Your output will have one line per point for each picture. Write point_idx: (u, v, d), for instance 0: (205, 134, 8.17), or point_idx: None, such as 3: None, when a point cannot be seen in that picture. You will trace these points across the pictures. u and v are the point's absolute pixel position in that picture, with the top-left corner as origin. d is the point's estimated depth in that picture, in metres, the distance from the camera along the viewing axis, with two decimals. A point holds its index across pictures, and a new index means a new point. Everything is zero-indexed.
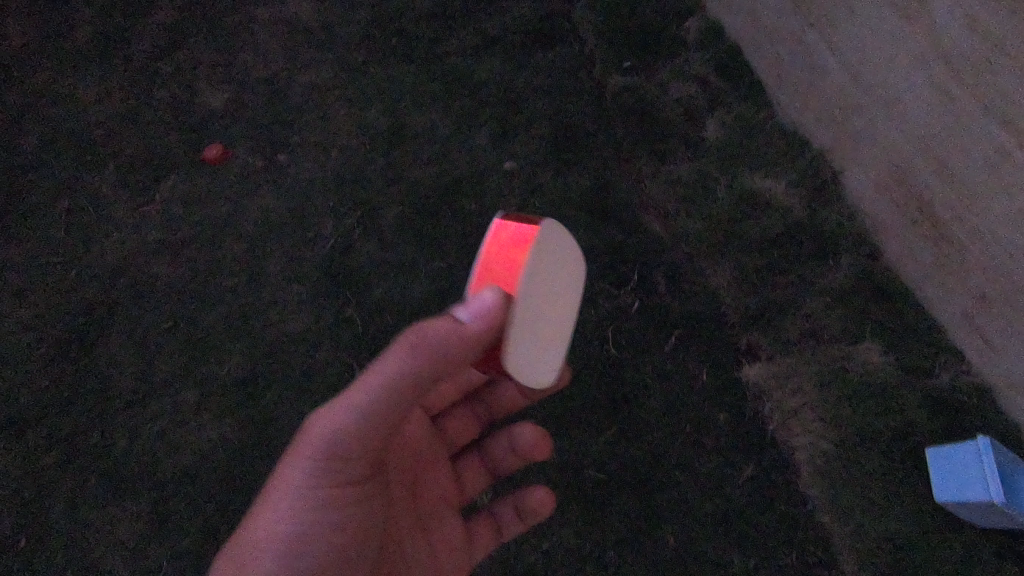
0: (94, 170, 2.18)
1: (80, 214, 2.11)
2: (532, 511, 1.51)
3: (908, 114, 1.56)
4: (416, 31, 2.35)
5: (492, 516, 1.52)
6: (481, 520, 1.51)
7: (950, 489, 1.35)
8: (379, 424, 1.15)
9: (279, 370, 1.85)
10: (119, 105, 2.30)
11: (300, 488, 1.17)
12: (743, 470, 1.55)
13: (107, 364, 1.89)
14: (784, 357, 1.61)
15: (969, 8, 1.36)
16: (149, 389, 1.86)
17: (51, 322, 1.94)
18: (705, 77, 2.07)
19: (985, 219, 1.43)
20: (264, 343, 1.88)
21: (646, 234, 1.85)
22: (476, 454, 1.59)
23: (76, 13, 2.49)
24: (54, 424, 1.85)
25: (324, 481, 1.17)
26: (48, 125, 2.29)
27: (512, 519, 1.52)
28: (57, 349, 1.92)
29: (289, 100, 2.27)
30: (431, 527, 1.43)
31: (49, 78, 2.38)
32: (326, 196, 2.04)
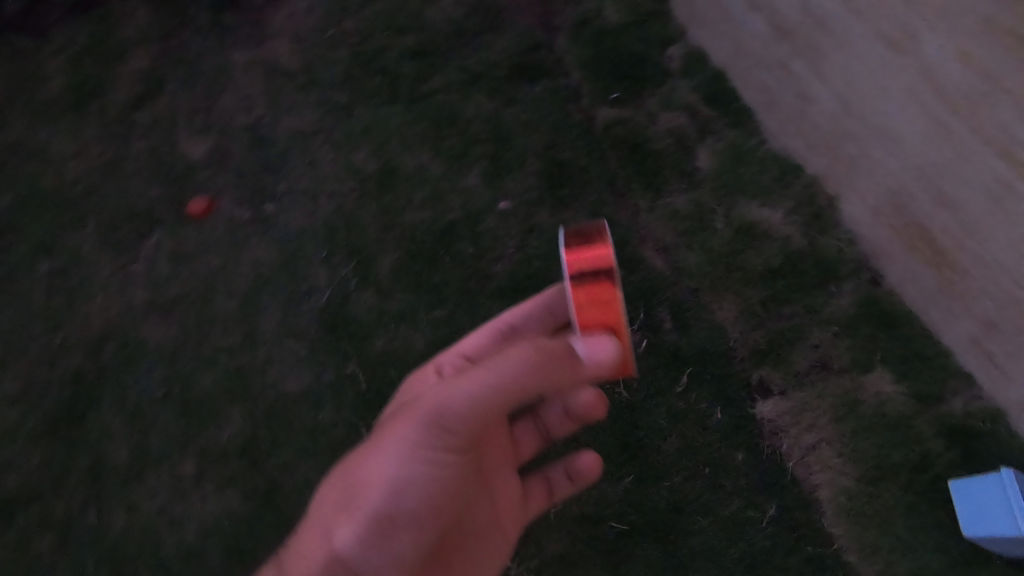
0: (75, 229, 2.16)
1: (65, 278, 2.09)
2: (582, 475, 1.51)
3: (902, 143, 1.65)
4: (399, 69, 2.33)
5: (547, 480, 1.50)
6: (537, 482, 1.49)
7: (977, 524, 1.41)
8: (492, 400, 1.09)
9: (281, 434, 1.83)
10: (96, 159, 2.26)
11: (400, 458, 1.09)
12: (764, 512, 1.58)
13: (102, 436, 1.89)
14: (796, 392, 1.65)
15: (963, 45, 1.50)
16: (149, 457, 1.86)
17: (43, 395, 1.95)
18: (693, 106, 2.05)
19: (989, 245, 1.52)
20: (263, 406, 1.86)
21: (648, 271, 1.84)
22: (531, 418, 1.52)
23: (50, 66, 2.48)
24: (52, 500, 1.85)
25: (433, 452, 1.10)
26: (23, 184, 2.26)
27: (564, 483, 1.51)
28: (50, 422, 1.92)
29: (273, 145, 2.22)
30: (496, 489, 1.39)
31: (23, 135, 2.36)
32: (317, 247, 2.02)
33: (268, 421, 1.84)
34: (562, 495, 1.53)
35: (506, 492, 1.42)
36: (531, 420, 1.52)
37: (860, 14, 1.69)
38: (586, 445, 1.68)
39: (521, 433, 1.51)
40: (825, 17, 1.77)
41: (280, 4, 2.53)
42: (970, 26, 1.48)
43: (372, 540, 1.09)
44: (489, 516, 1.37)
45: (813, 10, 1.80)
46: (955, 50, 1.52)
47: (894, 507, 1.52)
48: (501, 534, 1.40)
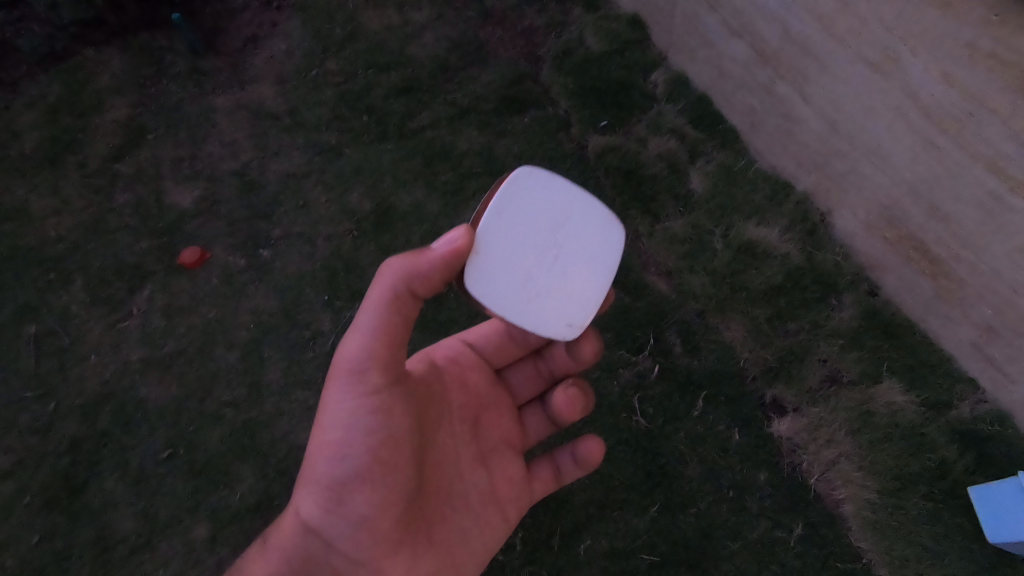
0: (62, 289, 2.52)
1: (55, 339, 2.45)
2: (587, 459, 1.60)
3: (891, 159, 1.97)
4: (387, 109, 2.69)
5: (552, 462, 1.62)
6: (543, 465, 1.61)
7: (1004, 524, 1.74)
8: (389, 337, 1.26)
9: (291, 469, 2.15)
10: (79, 224, 2.63)
11: (344, 411, 1.28)
12: (792, 530, 1.92)
13: (105, 507, 2.19)
14: (812, 407, 2.01)
15: (947, 68, 1.79)
16: (157, 523, 2.15)
17: (45, 462, 2.27)
18: (681, 129, 2.38)
19: (987, 258, 1.85)
20: (274, 459, 2.17)
21: (654, 293, 2.20)
22: (537, 406, 1.66)
23: (29, 138, 2.82)
24: (64, 555, 2.15)
25: (357, 396, 1.28)
26: (11, 258, 2.59)
27: (571, 467, 1.62)
28: (52, 486, 2.24)
29: (267, 189, 2.61)
30: (492, 465, 1.51)
31: (14, 209, 2.68)
32: (317, 289, 2.39)
33: (281, 476, 2.15)
34: (570, 477, 1.65)
35: (506, 469, 1.53)
36: (539, 408, 1.66)
37: (844, 41, 1.99)
38: (614, 478, 2.03)
39: (529, 421, 1.65)
40: (808, 40, 2.07)
41: (262, 47, 2.97)
42: (954, 49, 1.77)
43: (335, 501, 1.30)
44: (477, 484, 1.49)
45: (795, 36, 2.10)
46: (938, 72, 1.82)
47: (918, 517, 1.86)
48: (499, 509, 1.52)
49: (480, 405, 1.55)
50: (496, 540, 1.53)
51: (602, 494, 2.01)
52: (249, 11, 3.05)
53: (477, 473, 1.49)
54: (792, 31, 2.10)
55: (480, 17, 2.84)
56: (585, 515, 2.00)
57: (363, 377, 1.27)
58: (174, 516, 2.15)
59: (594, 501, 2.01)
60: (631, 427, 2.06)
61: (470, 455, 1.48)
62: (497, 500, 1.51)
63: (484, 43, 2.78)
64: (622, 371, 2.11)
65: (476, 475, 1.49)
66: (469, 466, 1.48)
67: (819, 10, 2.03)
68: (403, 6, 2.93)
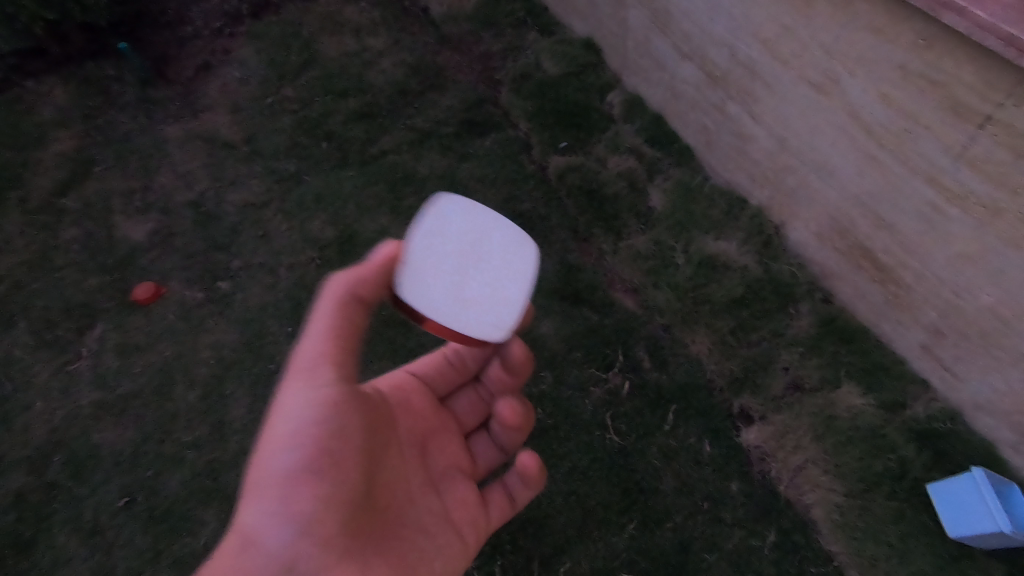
0: (5, 332, 2.41)
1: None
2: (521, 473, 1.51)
3: (836, 175, 2.06)
4: (348, 135, 2.68)
5: (503, 489, 1.54)
6: (494, 490, 1.54)
7: (962, 520, 1.81)
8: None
9: None
10: (22, 263, 2.52)
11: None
12: (766, 539, 1.96)
13: (55, 561, 2.06)
14: (777, 415, 2.09)
15: (880, 88, 1.82)
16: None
17: None
18: (639, 149, 2.54)
19: (928, 266, 1.92)
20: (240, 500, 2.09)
21: (621, 309, 2.30)
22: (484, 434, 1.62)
23: None
24: None
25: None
26: None
27: (521, 488, 1.55)
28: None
29: (223, 219, 2.55)
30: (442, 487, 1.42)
31: None
32: (281, 321, 2.33)
33: None
34: (524, 498, 1.57)
35: (457, 492, 1.45)
36: (486, 434, 1.62)
37: (787, 63, 2.04)
38: (591, 497, 2.05)
39: (477, 446, 1.61)
40: (753, 61, 2.15)
41: (214, 75, 2.92)
42: (887, 71, 1.79)
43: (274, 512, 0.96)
44: (431, 509, 1.36)
45: (741, 58, 2.18)
46: (875, 93, 1.84)
47: (884, 517, 1.92)
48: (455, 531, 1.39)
49: (428, 428, 1.47)
50: (456, 569, 1.37)
51: (579, 515, 2.03)
52: (199, 40, 3.02)
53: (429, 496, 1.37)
54: (738, 54, 2.18)
55: (437, 42, 2.93)
56: (564, 537, 2.00)
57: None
58: (130, 569, 2.03)
59: (573, 522, 2.02)
60: (604, 444, 2.11)
61: (420, 480, 1.36)
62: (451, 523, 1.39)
63: (442, 68, 2.85)
64: (594, 389, 2.18)
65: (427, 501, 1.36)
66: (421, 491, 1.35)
67: (762, 35, 2.07)
68: (360, 32, 2.97)
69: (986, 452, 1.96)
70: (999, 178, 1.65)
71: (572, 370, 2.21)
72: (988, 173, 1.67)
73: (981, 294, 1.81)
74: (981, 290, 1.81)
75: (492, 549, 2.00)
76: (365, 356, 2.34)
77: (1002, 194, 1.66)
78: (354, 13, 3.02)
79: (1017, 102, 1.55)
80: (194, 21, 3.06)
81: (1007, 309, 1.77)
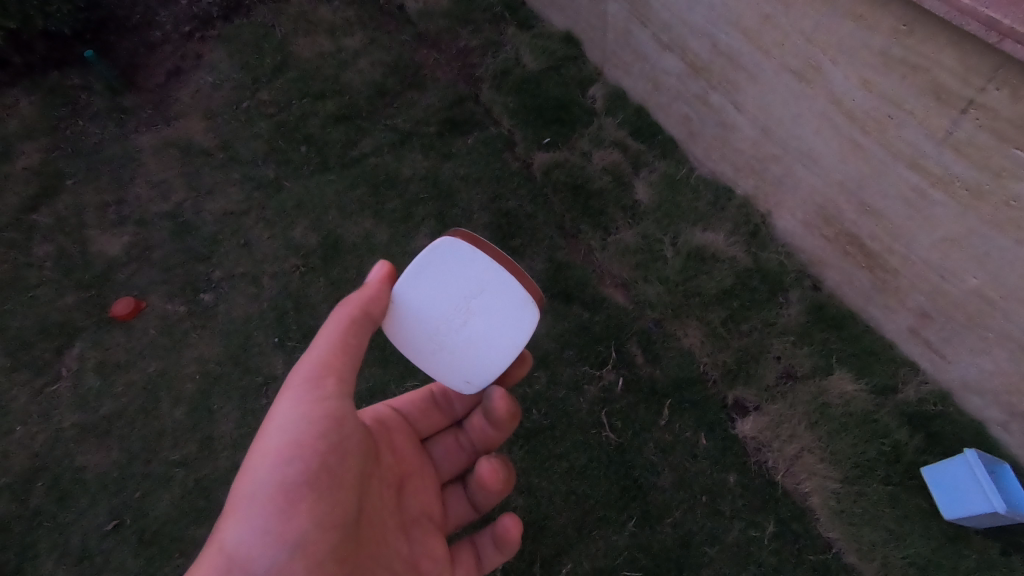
0: None
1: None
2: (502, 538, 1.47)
3: (821, 164, 2.06)
4: (327, 138, 2.64)
5: (474, 546, 1.52)
6: (463, 547, 1.51)
7: (957, 502, 1.84)
8: (347, 353, 1.21)
9: None
10: None
11: (287, 420, 1.14)
12: (766, 529, 1.98)
13: None
14: (771, 404, 2.10)
15: (863, 74, 1.82)
16: None
17: None
18: (623, 142, 2.52)
19: (915, 251, 1.93)
20: None
21: (612, 304, 2.29)
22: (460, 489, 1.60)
23: None
24: None
25: (308, 404, 1.15)
26: None
27: (492, 550, 1.52)
28: None
29: (202, 230, 2.49)
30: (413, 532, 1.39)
31: None
32: (267, 332, 2.29)
33: None
34: (493, 563, 1.53)
35: (427, 545, 1.41)
36: (460, 487, 1.60)
37: (769, 52, 2.04)
38: (589, 496, 2.04)
39: (451, 502, 1.58)
40: (734, 51, 2.14)
41: (186, 80, 2.85)
42: (868, 57, 1.79)
43: (274, 524, 1.06)
44: (401, 553, 1.33)
45: (722, 48, 2.17)
46: (857, 79, 1.84)
47: (880, 501, 1.95)
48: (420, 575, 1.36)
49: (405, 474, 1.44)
50: None
51: (579, 515, 2.02)
52: (169, 44, 2.94)
53: (400, 541, 1.34)
54: (719, 44, 2.17)
55: (414, 40, 2.89)
56: (564, 538, 1.99)
57: (320, 383, 1.17)
58: None
59: (573, 522, 2.01)
60: (601, 442, 2.10)
61: (394, 521, 1.33)
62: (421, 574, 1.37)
63: (420, 67, 2.81)
64: (587, 387, 2.17)
65: (398, 543, 1.33)
66: (393, 531, 1.33)
67: (743, 24, 2.07)
68: (334, 31, 2.91)
69: (978, 431, 1.99)
70: (982, 161, 1.67)
71: (565, 369, 2.19)
72: (971, 156, 1.69)
73: (968, 277, 1.83)
74: (967, 272, 1.83)
75: None
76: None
77: (986, 177, 1.68)
78: (327, 12, 2.96)
79: (999, 86, 1.56)
80: (162, 25, 2.99)
81: (993, 291, 1.79)
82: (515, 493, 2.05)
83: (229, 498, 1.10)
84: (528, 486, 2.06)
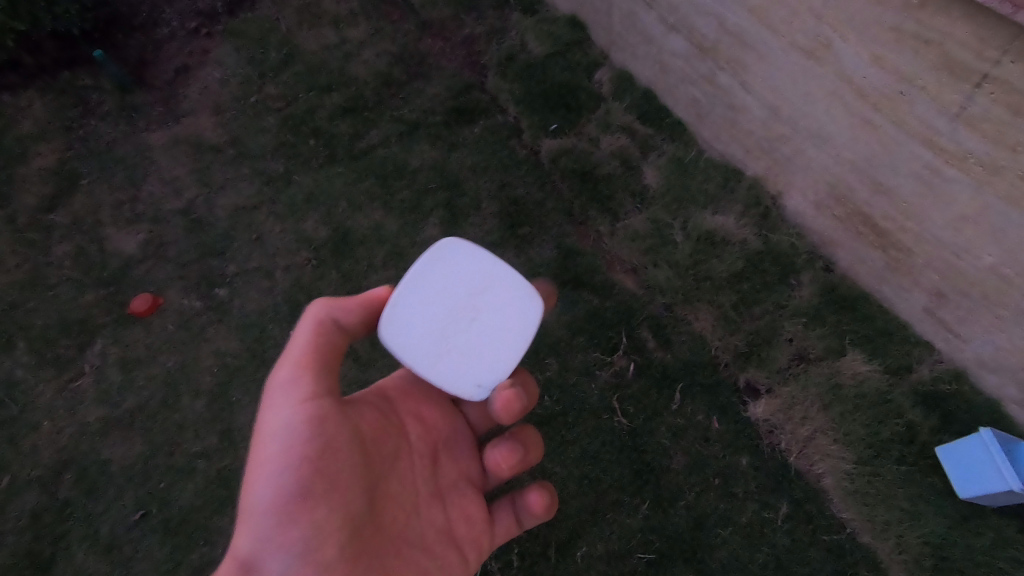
0: (4, 353, 2.40)
1: (2, 410, 2.32)
2: (533, 504, 1.51)
3: (832, 143, 2.04)
4: (334, 131, 2.64)
5: (516, 505, 1.54)
6: (506, 507, 1.54)
7: (970, 481, 1.83)
8: (327, 356, 1.32)
9: None
10: (16, 283, 2.50)
11: (278, 430, 1.23)
12: (779, 511, 1.99)
13: None
14: (783, 387, 2.09)
15: (874, 50, 1.79)
16: None
17: (6, 534, 2.15)
18: (631, 127, 2.50)
19: (928, 230, 1.91)
20: None
21: (622, 290, 2.29)
22: None
23: None
24: None
25: (293, 416, 1.23)
26: None
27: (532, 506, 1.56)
28: (16, 557, 2.12)
29: (214, 226, 2.52)
30: (450, 501, 1.43)
31: None
32: (281, 325, 2.32)
33: None
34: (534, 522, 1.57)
35: (466, 508, 1.45)
36: None
37: (777, 31, 2.01)
38: (602, 480, 2.06)
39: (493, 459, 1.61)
40: (742, 31, 2.11)
41: (194, 77, 2.86)
42: (880, 33, 1.75)
43: (275, 533, 1.18)
44: (433, 525, 1.39)
45: (730, 28, 2.14)
46: (868, 56, 1.81)
47: (894, 481, 1.95)
48: (455, 547, 1.42)
49: (431, 439, 1.46)
50: None
51: (592, 499, 2.04)
52: (175, 41, 2.96)
53: (436, 513, 1.40)
54: (726, 23, 2.14)
55: (419, 29, 2.87)
56: (578, 522, 2.02)
57: (302, 388, 1.27)
58: None
59: (586, 506, 2.04)
60: (614, 428, 2.11)
61: (421, 495, 1.39)
62: (456, 544, 1.42)
63: (425, 56, 2.80)
64: (599, 373, 2.18)
65: (434, 514, 1.40)
66: (428, 502, 1.39)
67: (749, 3, 2.04)
68: (338, 22, 2.90)
69: (994, 410, 1.97)
70: (997, 136, 1.64)
71: (576, 355, 2.20)
72: (986, 132, 1.65)
73: (983, 255, 1.81)
74: (982, 250, 1.81)
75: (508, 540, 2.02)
76: (368, 353, 2.33)
77: (1001, 152, 1.65)
78: (331, 4, 2.95)
79: (1013, 58, 1.53)
80: (168, 22, 3.00)
81: (1009, 269, 1.77)
82: (529, 478, 2.08)
83: (240, 509, 1.23)
84: (542, 471, 2.08)
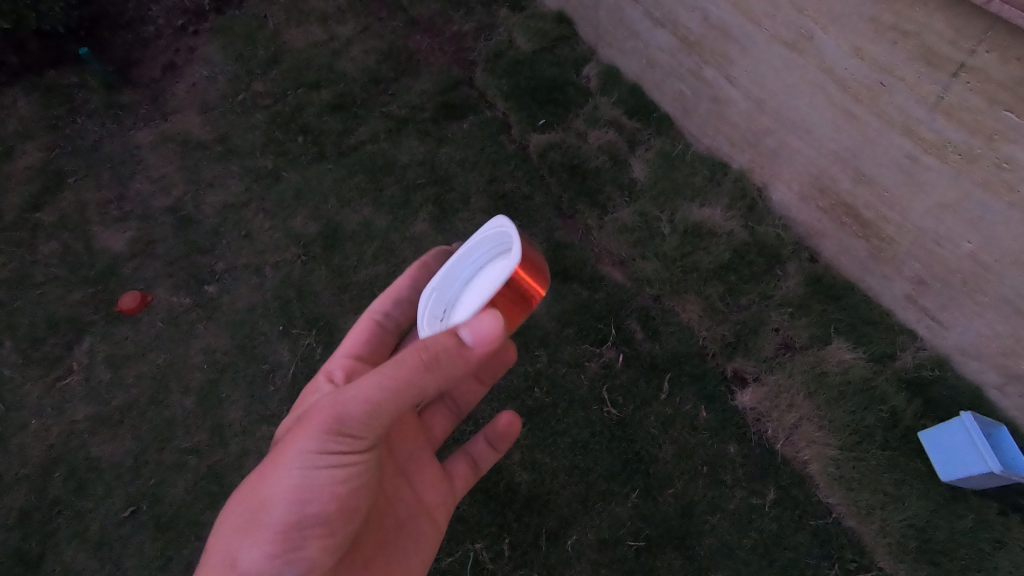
0: None
1: None
2: (501, 436, 1.70)
3: (815, 134, 2.06)
4: (323, 127, 2.64)
5: (469, 455, 1.69)
6: (460, 460, 1.67)
7: (951, 464, 1.87)
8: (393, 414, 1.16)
9: None
10: (4, 281, 2.49)
11: (308, 462, 1.17)
12: (767, 497, 2.01)
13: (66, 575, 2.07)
14: (770, 375, 2.12)
15: (854, 42, 1.81)
16: None
17: None
18: (619, 121, 2.52)
19: (909, 218, 1.94)
20: None
21: (610, 283, 2.31)
22: (440, 403, 1.74)
23: None
24: None
25: (330, 456, 1.17)
26: None
27: (486, 449, 1.71)
28: (5, 556, 2.11)
29: (203, 222, 2.52)
30: (411, 471, 1.54)
31: None
32: (271, 322, 2.32)
33: None
34: (487, 464, 1.73)
35: (426, 473, 1.57)
36: (441, 404, 1.74)
37: (760, 23, 2.03)
38: (592, 469, 2.07)
39: (433, 419, 1.72)
40: (726, 24, 2.13)
41: (181, 75, 2.85)
42: (859, 24, 1.78)
43: (282, 553, 1.16)
44: (408, 497, 1.51)
45: (714, 21, 2.17)
46: (849, 47, 1.83)
47: (878, 466, 1.98)
48: (429, 519, 1.55)
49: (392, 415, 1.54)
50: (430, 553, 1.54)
51: (582, 489, 2.06)
52: (163, 39, 2.94)
53: (403, 488, 1.51)
54: (711, 18, 2.17)
55: (407, 25, 2.87)
56: (569, 512, 2.03)
57: (349, 437, 1.17)
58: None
59: (576, 495, 2.05)
60: (603, 418, 2.13)
61: (392, 472, 1.48)
62: (428, 510, 1.55)
63: (414, 52, 2.80)
64: (588, 364, 2.19)
65: (398, 487, 1.49)
66: (394, 481, 1.48)
67: None
68: (327, 20, 2.90)
69: (975, 396, 2.01)
70: (974, 125, 1.67)
71: (566, 347, 2.22)
72: (962, 121, 1.69)
73: (962, 242, 1.84)
74: (962, 237, 1.84)
75: (499, 530, 2.03)
76: None
77: (978, 140, 1.68)
78: (319, 1, 2.95)
79: (988, 47, 1.56)
80: (155, 20, 2.98)
81: (987, 255, 1.81)
82: (519, 470, 2.09)
83: (246, 514, 1.20)
84: (531, 462, 2.10)
